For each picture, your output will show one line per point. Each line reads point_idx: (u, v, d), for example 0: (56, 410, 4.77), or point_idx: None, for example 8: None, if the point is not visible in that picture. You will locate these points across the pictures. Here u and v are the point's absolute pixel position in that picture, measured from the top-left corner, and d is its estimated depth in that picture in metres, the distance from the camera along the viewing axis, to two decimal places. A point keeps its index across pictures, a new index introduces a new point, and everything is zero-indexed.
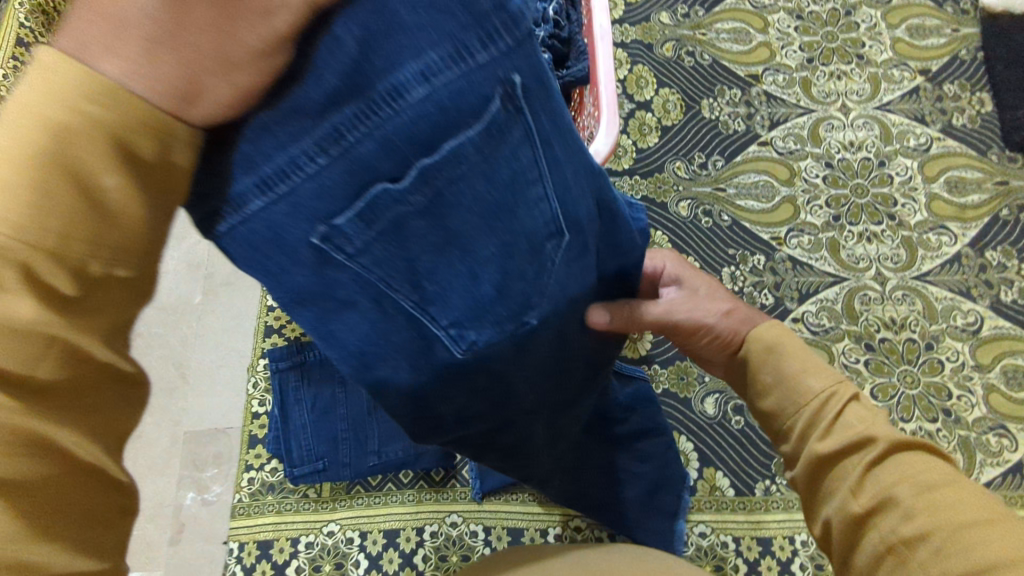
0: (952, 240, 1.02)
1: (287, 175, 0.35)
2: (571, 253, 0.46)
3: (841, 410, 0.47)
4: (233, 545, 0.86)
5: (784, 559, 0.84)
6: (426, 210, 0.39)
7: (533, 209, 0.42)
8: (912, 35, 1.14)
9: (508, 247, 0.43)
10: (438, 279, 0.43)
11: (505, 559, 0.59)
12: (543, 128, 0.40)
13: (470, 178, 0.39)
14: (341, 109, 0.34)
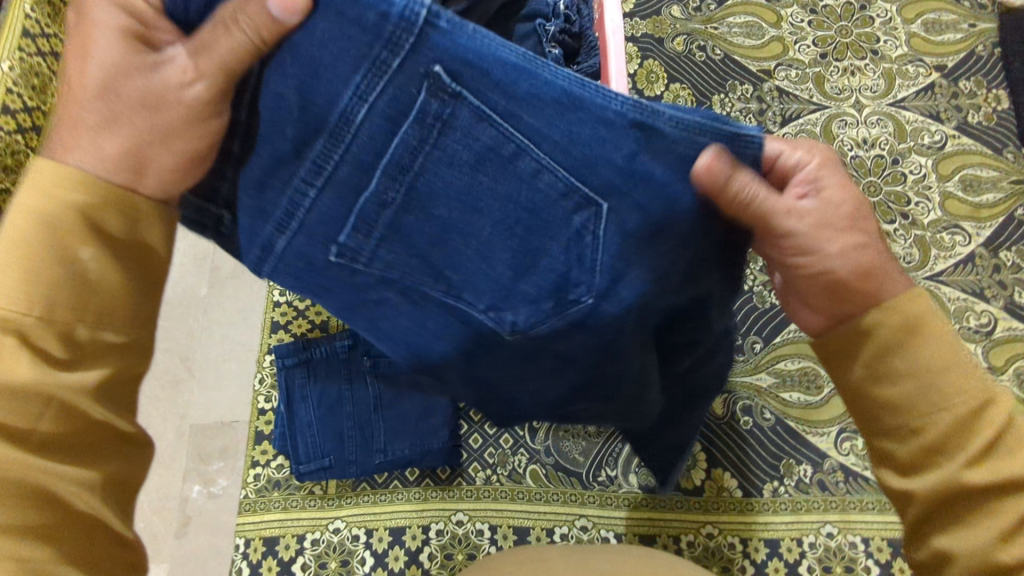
0: (966, 240, 1.01)
1: (293, 214, 0.43)
2: (603, 221, 0.43)
3: (984, 422, 0.44)
4: (239, 541, 0.86)
5: (791, 560, 0.84)
6: (407, 205, 0.42)
7: (527, 183, 0.42)
8: (927, 31, 1.13)
9: (510, 227, 0.43)
10: (458, 268, 0.46)
11: (512, 556, 0.59)
12: (501, 104, 0.40)
13: (433, 170, 0.41)
14: (313, 144, 0.41)
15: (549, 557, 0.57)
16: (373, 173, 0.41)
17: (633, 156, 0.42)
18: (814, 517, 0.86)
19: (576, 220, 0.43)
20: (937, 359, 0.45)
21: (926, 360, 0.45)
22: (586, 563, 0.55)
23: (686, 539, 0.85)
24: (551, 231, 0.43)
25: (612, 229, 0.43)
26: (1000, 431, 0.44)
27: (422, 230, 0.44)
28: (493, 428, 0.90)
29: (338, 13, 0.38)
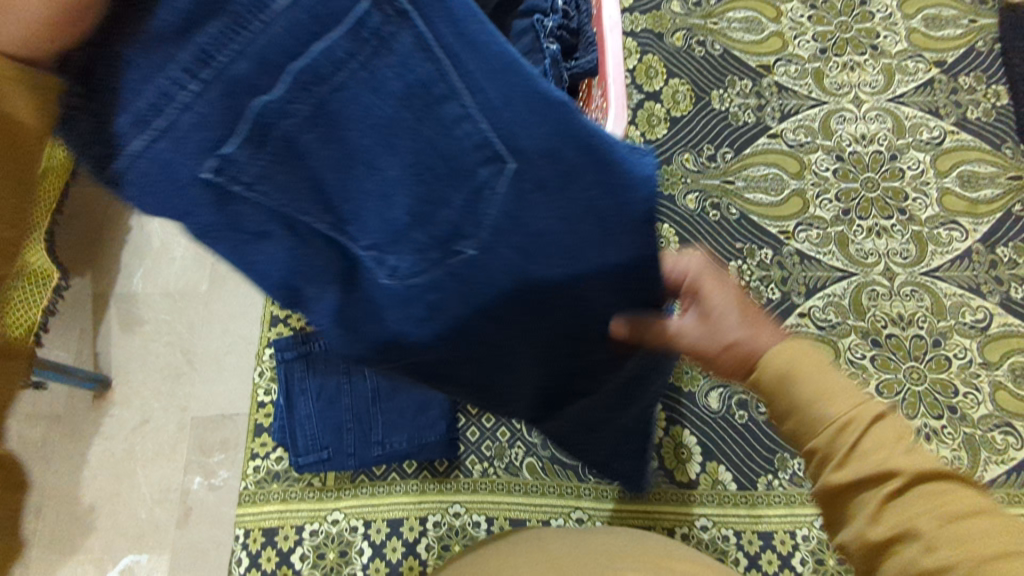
0: (963, 235, 1.01)
1: (160, 108, 0.31)
2: (531, 189, 0.38)
3: (862, 437, 0.41)
4: (238, 531, 0.87)
5: (784, 553, 0.85)
6: (312, 119, 0.33)
7: (457, 131, 0.35)
8: (927, 26, 1.12)
9: (420, 171, 0.36)
10: (346, 197, 0.36)
11: (504, 544, 0.59)
12: (447, 40, 0.33)
13: (358, 93, 0.33)
14: (200, 27, 0.29)
15: (543, 542, 0.58)
16: (279, 79, 0.31)
17: (560, 133, 0.37)
18: (808, 511, 0.86)
19: (484, 173, 0.36)
20: (810, 388, 0.43)
21: (796, 393, 0.43)
22: (581, 548, 0.56)
23: (681, 531, 0.86)
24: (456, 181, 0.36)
25: (514, 199, 0.38)
26: (876, 435, 0.41)
27: (318, 149, 0.34)
28: (491, 421, 0.91)
29: None
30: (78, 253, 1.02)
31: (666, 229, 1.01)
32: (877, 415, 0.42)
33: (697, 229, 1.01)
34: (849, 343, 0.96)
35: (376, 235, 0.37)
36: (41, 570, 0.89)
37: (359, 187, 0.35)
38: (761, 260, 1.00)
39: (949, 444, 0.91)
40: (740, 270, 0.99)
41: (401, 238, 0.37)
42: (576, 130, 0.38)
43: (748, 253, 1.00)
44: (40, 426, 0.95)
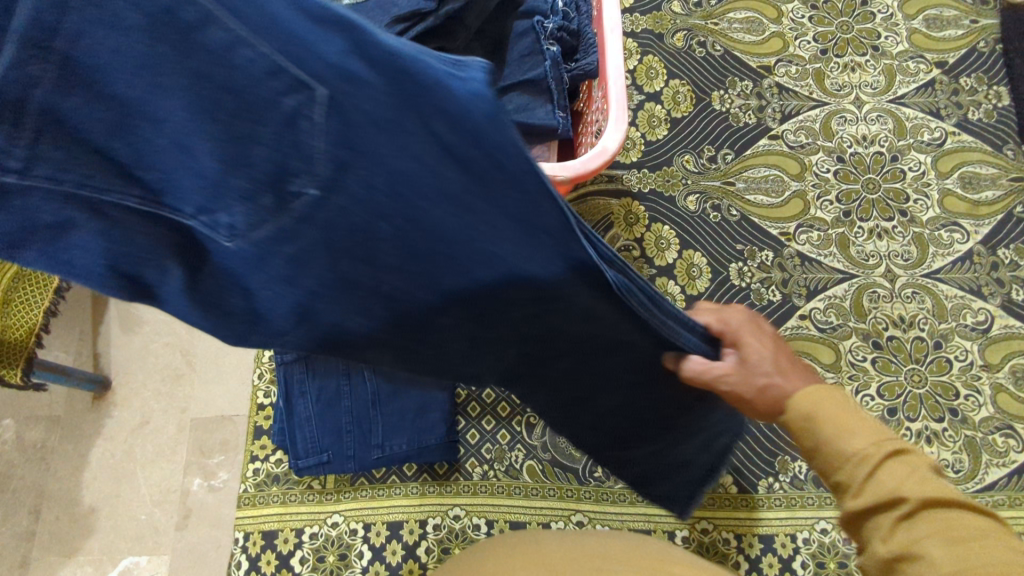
0: (964, 237, 1.01)
1: None
2: (349, 115, 0.32)
3: (874, 469, 0.43)
4: (238, 534, 0.87)
5: (785, 556, 0.85)
6: (67, 79, 0.30)
7: (227, 54, 0.30)
8: (929, 27, 1.12)
9: (206, 108, 0.31)
10: (149, 163, 0.32)
11: (502, 543, 0.59)
12: None
13: (100, 38, 0.29)
14: None
15: (542, 543, 0.58)
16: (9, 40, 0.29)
17: (361, 43, 0.32)
18: (808, 513, 0.86)
19: (287, 104, 0.31)
20: (828, 429, 0.46)
21: (819, 434, 0.46)
22: (580, 551, 0.55)
23: (681, 534, 0.86)
24: (259, 113, 0.31)
25: (335, 126, 0.32)
26: (895, 466, 0.43)
27: (88, 109, 0.30)
28: (492, 424, 0.90)
29: None
30: None
31: (666, 231, 1.00)
32: (895, 451, 0.44)
33: (697, 230, 1.01)
34: (850, 346, 0.95)
35: (203, 198, 0.32)
36: (42, 571, 0.89)
37: (163, 137, 0.31)
38: (761, 262, 0.99)
39: (950, 447, 0.90)
40: (741, 272, 0.99)
41: (221, 189, 0.32)
42: (381, 42, 0.33)
43: (749, 254, 1.00)
44: (39, 428, 0.95)
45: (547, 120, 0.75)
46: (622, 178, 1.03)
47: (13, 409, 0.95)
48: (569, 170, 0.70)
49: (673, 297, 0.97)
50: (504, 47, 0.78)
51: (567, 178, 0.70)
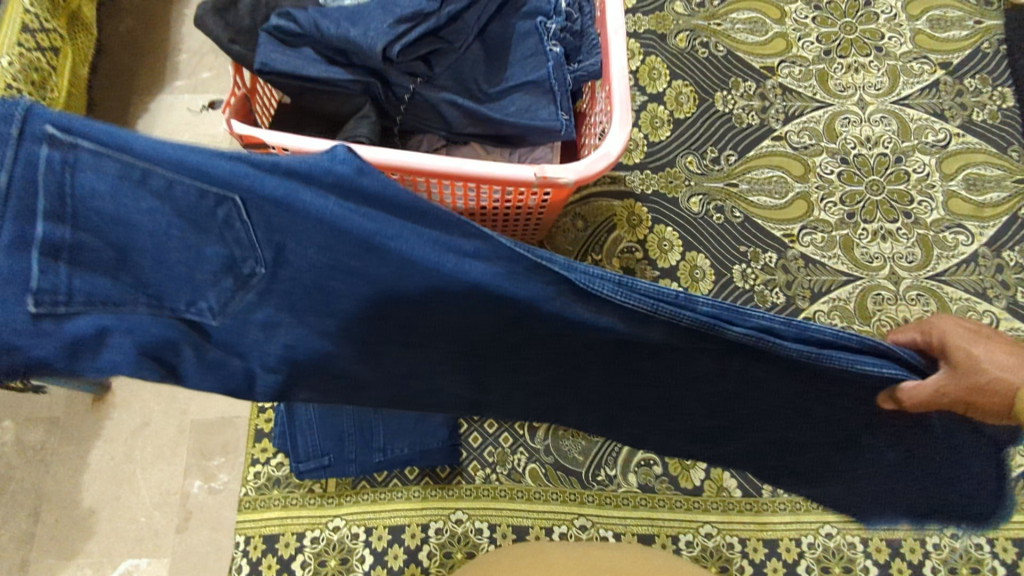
0: (969, 239, 1.00)
1: None
2: (265, 214, 0.42)
3: None
4: (239, 538, 0.86)
5: (790, 560, 0.84)
6: (79, 239, 0.41)
7: (174, 195, 0.41)
8: (933, 27, 1.12)
9: (180, 234, 0.42)
10: (150, 281, 0.43)
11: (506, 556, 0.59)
12: (104, 136, 0.40)
13: (92, 211, 0.41)
14: None
15: (547, 554, 0.58)
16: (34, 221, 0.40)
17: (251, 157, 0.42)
18: (813, 517, 0.86)
19: (222, 212, 0.42)
20: None
21: None
22: (584, 562, 0.55)
23: (685, 539, 0.85)
24: (202, 222, 0.42)
25: (254, 219, 0.42)
26: None
27: (101, 251, 0.42)
28: (494, 427, 0.90)
29: None
30: None
31: (669, 232, 1.00)
32: None
33: (700, 232, 1.00)
34: None
35: (189, 291, 0.44)
36: (41, 574, 0.89)
37: (144, 254, 0.42)
38: (765, 264, 0.99)
39: None
40: (745, 274, 0.98)
41: (197, 282, 0.44)
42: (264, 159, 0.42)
43: (753, 256, 0.99)
44: (38, 430, 0.94)
45: (550, 122, 0.74)
46: (625, 180, 1.02)
47: (12, 411, 0.95)
48: (573, 173, 0.69)
49: None
50: (507, 50, 0.77)
51: (570, 180, 0.70)
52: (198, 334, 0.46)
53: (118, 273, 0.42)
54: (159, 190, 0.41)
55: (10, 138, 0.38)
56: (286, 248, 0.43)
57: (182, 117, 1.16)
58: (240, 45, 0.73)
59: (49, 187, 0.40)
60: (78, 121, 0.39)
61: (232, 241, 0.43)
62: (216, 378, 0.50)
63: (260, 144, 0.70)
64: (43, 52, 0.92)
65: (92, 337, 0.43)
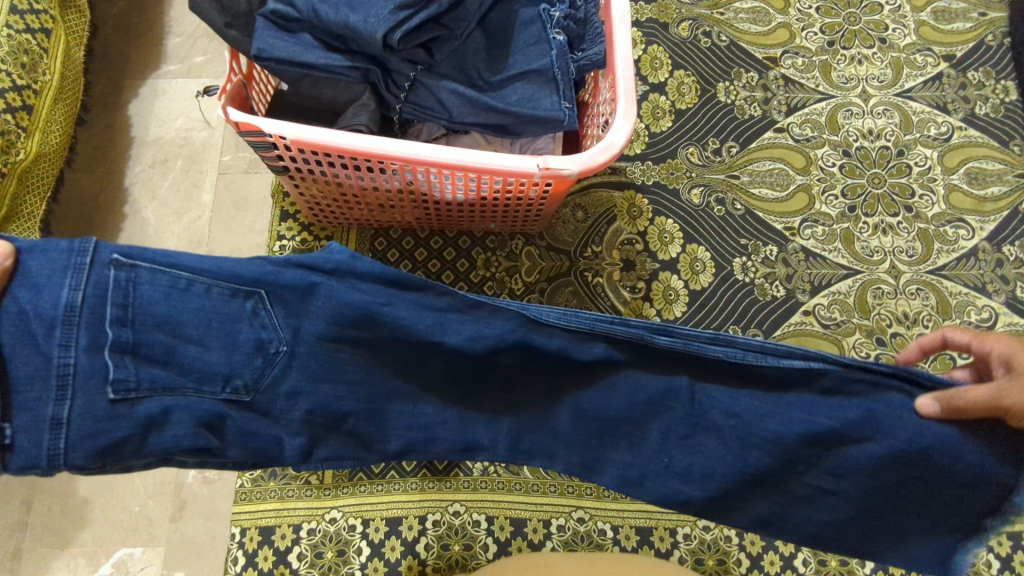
0: (969, 234, 1.00)
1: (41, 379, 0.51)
2: (283, 306, 0.58)
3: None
4: (235, 530, 0.85)
5: (787, 554, 0.84)
6: (136, 339, 0.54)
7: (215, 298, 0.56)
8: (937, 19, 1.11)
9: (221, 326, 0.56)
10: (193, 368, 0.55)
11: (510, 568, 0.58)
12: (163, 262, 0.55)
13: (154, 312, 0.55)
14: (50, 335, 0.52)
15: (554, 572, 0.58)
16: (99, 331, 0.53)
17: (266, 266, 0.58)
18: None
19: (250, 306, 0.57)
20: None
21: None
22: None
23: (683, 531, 0.85)
24: (237, 318, 0.57)
25: (278, 308, 0.58)
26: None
27: (156, 345, 0.55)
28: None
29: (42, 251, 0.53)
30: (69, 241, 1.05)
31: (670, 224, 0.99)
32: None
33: (700, 225, 0.99)
34: (854, 342, 0.95)
35: (225, 371, 0.56)
36: (33, 563, 0.88)
37: (190, 345, 0.56)
38: (766, 257, 0.98)
39: None
40: (745, 267, 0.98)
41: (233, 360, 0.56)
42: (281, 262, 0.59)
43: (754, 249, 0.99)
44: None
45: (553, 112, 0.73)
46: (626, 171, 1.01)
47: None
48: (576, 165, 0.68)
49: (676, 292, 0.96)
50: (510, 37, 0.76)
51: (573, 172, 0.69)
52: (237, 408, 0.56)
53: (167, 363, 0.55)
54: (202, 295, 0.56)
55: (83, 267, 0.53)
56: (312, 335, 0.58)
57: (176, 101, 1.14)
58: (237, 30, 0.71)
59: (112, 299, 0.53)
60: (136, 250, 0.55)
61: (267, 328, 0.58)
62: (250, 447, 0.57)
63: (258, 133, 0.69)
64: (34, 34, 0.90)
65: (159, 415, 0.53)
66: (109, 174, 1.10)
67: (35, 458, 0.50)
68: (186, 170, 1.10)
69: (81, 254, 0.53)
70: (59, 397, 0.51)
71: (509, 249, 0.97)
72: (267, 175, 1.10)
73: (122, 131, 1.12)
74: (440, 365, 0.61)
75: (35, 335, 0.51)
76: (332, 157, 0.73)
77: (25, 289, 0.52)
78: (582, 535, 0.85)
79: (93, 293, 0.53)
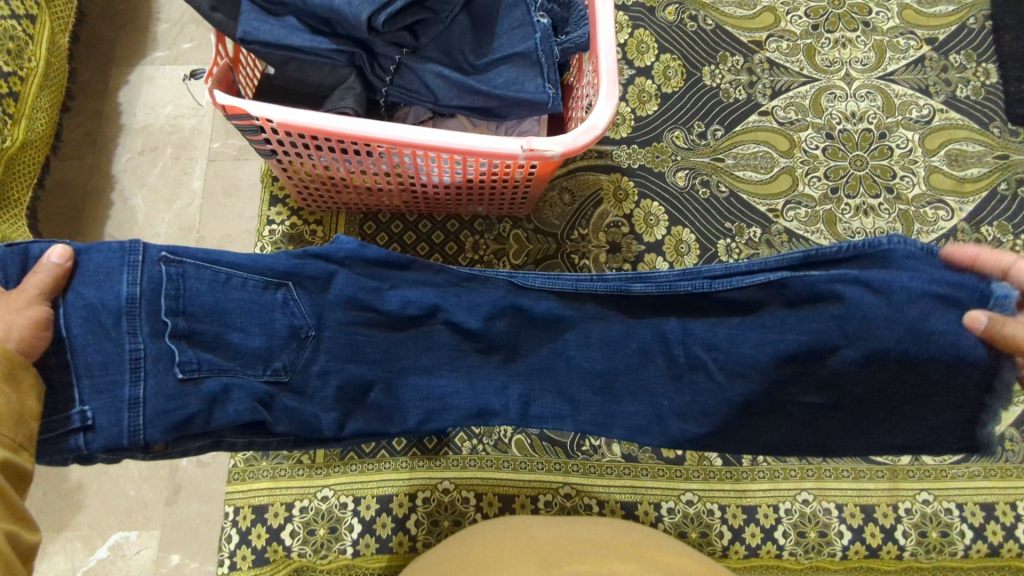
0: (949, 215, 1.02)
1: (110, 365, 0.55)
2: (308, 294, 0.65)
3: None
4: (228, 509, 0.86)
5: (767, 525, 0.87)
6: (190, 328, 0.58)
7: (249, 288, 0.62)
8: (920, 2, 1.12)
9: (260, 313, 0.62)
10: (240, 353, 0.60)
11: (495, 528, 0.61)
12: (203, 258, 0.61)
13: (202, 302, 0.60)
14: (118, 323, 0.56)
15: (534, 530, 0.60)
16: (158, 321, 0.57)
17: (290, 257, 0.64)
18: (791, 485, 0.88)
19: (280, 296, 0.63)
20: None
21: None
22: (568, 535, 0.59)
23: (666, 506, 0.88)
24: (271, 307, 0.63)
25: (304, 299, 0.64)
26: None
27: (206, 331, 0.59)
28: None
29: (97, 251, 0.57)
30: (59, 228, 1.06)
31: (655, 207, 1.00)
32: None
33: (685, 207, 1.01)
34: None
35: (266, 357, 0.61)
36: None
37: (234, 332, 0.61)
38: (750, 239, 1.00)
39: None
40: (729, 248, 0.99)
41: (274, 345, 0.62)
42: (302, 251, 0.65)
43: (738, 231, 1.00)
44: None
45: (537, 94, 0.74)
46: (612, 154, 1.02)
47: None
48: (560, 145, 0.69)
49: None
50: (496, 20, 0.76)
51: (556, 153, 0.70)
52: (279, 388, 0.61)
53: (216, 348, 0.60)
54: (240, 287, 0.62)
55: (136, 263, 0.57)
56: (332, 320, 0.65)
57: (164, 88, 1.14)
58: (222, 13, 0.71)
59: (166, 291, 0.58)
60: (180, 248, 0.60)
61: (293, 313, 0.64)
62: (296, 422, 0.61)
63: (245, 117, 0.69)
64: (19, 21, 0.91)
65: (220, 393, 0.57)
66: (98, 162, 1.10)
67: (117, 438, 0.54)
68: (175, 157, 1.11)
69: (132, 252, 0.57)
70: (133, 378, 0.55)
71: (497, 232, 0.99)
72: (257, 161, 1.10)
73: (111, 118, 1.12)
74: (451, 336, 0.69)
75: (105, 326, 0.55)
76: (319, 140, 0.73)
77: (86, 285, 0.56)
78: (568, 510, 0.88)
79: (150, 285, 0.57)
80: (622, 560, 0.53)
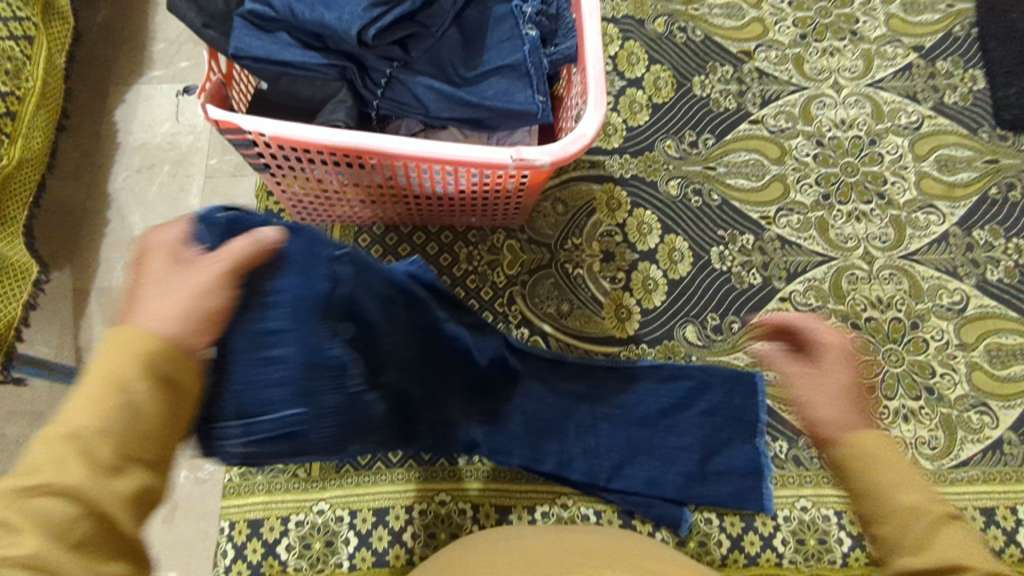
0: (940, 219, 1.02)
1: (274, 368, 0.48)
2: (415, 315, 0.67)
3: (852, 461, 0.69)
4: (224, 523, 0.86)
5: (766, 534, 0.86)
6: (350, 334, 0.55)
7: (384, 300, 0.62)
8: (906, 11, 1.13)
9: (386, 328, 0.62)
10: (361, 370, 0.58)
11: (488, 540, 0.61)
12: (363, 260, 0.60)
13: (361, 306, 0.57)
14: (326, 323, 0.51)
15: (528, 541, 0.59)
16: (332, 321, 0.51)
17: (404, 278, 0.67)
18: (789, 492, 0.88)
19: (399, 311, 0.65)
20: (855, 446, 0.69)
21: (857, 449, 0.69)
22: (562, 545, 0.57)
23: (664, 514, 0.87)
24: (395, 324, 0.63)
25: (405, 319, 0.66)
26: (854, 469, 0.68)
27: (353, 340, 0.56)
28: None
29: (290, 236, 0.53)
30: (58, 246, 1.07)
31: (648, 215, 1.01)
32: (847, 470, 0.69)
33: (678, 215, 1.01)
34: (829, 327, 0.97)
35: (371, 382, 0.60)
36: None
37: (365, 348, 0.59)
38: (743, 246, 1.00)
39: (928, 426, 0.92)
40: (722, 255, 1.00)
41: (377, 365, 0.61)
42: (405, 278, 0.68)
43: (731, 238, 1.01)
44: (21, 424, 0.99)
45: (526, 105, 0.75)
46: (604, 164, 1.03)
47: None
48: (548, 155, 0.70)
49: (655, 281, 0.98)
50: (485, 34, 0.78)
51: (546, 162, 0.71)
52: None
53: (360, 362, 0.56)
54: (380, 298, 0.61)
55: (319, 258, 0.53)
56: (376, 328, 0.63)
57: (161, 106, 1.15)
58: (215, 29, 0.73)
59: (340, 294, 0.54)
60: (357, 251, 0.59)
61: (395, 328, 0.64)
62: None
63: (237, 130, 0.70)
64: (17, 41, 0.92)
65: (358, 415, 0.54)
66: (95, 180, 1.11)
67: None
68: (172, 174, 1.11)
69: (325, 247, 0.54)
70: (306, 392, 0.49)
71: (491, 243, 0.99)
72: (252, 177, 1.11)
73: (107, 137, 1.13)
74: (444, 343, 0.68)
75: (279, 325, 0.49)
76: (312, 153, 0.74)
77: (282, 275, 0.51)
78: (566, 520, 0.87)
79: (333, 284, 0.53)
80: (613, 570, 0.51)
